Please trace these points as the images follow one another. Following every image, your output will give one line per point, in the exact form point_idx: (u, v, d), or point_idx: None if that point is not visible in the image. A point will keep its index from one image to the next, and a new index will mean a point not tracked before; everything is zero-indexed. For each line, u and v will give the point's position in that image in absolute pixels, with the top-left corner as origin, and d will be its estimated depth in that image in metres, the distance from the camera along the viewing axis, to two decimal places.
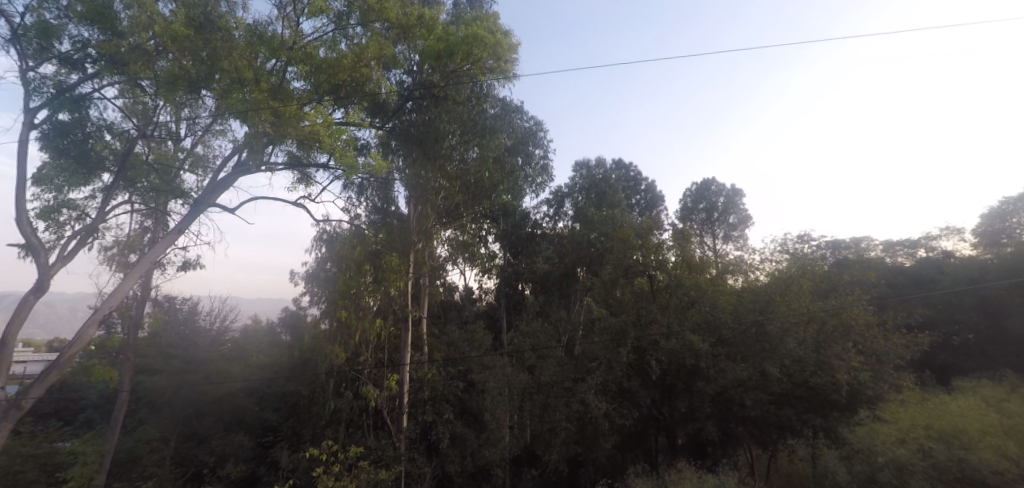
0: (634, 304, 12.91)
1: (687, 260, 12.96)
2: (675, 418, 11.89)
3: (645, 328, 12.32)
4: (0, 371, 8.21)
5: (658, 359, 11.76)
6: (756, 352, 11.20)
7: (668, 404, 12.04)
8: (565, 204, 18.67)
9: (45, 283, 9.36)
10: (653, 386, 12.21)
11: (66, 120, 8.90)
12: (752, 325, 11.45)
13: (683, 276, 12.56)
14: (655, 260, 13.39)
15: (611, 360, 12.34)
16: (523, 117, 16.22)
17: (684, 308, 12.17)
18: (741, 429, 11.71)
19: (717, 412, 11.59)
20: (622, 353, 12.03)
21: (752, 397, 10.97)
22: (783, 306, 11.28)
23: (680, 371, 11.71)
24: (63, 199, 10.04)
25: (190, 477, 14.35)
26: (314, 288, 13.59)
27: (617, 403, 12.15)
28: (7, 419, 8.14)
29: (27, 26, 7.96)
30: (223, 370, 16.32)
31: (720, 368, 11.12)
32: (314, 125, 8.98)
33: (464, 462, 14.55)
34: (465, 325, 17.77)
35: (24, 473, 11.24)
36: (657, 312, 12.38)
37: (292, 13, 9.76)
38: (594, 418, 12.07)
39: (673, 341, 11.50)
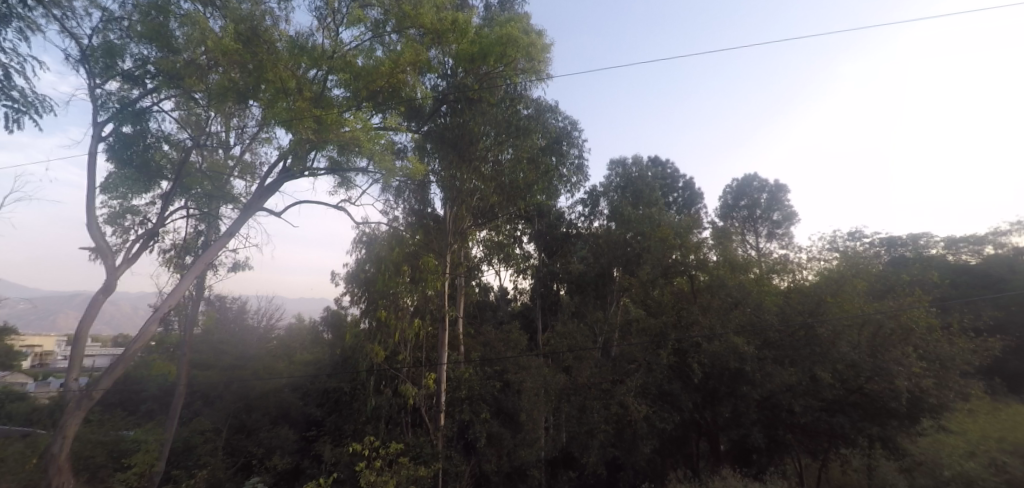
0: (674, 305, 12.52)
1: (730, 260, 12.57)
2: (719, 423, 11.45)
3: (686, 329, 11.88)
4: (74, 363, 8.88)
5: (700, 362, 11.32)
6: (807, 355, 10.56)
7: (711, 409, 11.61)
8: (600, 203, 18.34)
9: (112, 283, 10.16)
10: (695, 390, 11.74)
11: (129, 132, 9.60)
12: (801, 328, 10.79)
13: (725, 275, 12.18)
14: (697, 261, 13.26)
15: (650, 362, 12.01)
16: (556, 117, 16.18)
17: (727, 309, 11.65)
18: (790, 437, 11.06)
19: (764, 419, 11.05)
20: (661, 355, 11.65)
21: (802, 404, 10.40)
22: (833, 307, 10.70)
23: (723, 375, 11.20)
24: (128, 205, 10.85)
25: (240, 467, 15.08)
26: (353, 288, 13.87)
27: (657, 406, 11.88)
28: (80, 408, 8.77)
29: (94, 47, 8.67)
30: (269, 366, 17.08)
31: (768, 373, 10.53)
32: (354, 131, 9.33)
33: (501, 462, 14.48)
34: (500, 325, 17.78)
35: (94, 458, 12.11)
36: (698, 313, 11.92)
37: (332, 24, 10.11)
38: (634, 421, 11.77)
39: (715, 344, 10.97)
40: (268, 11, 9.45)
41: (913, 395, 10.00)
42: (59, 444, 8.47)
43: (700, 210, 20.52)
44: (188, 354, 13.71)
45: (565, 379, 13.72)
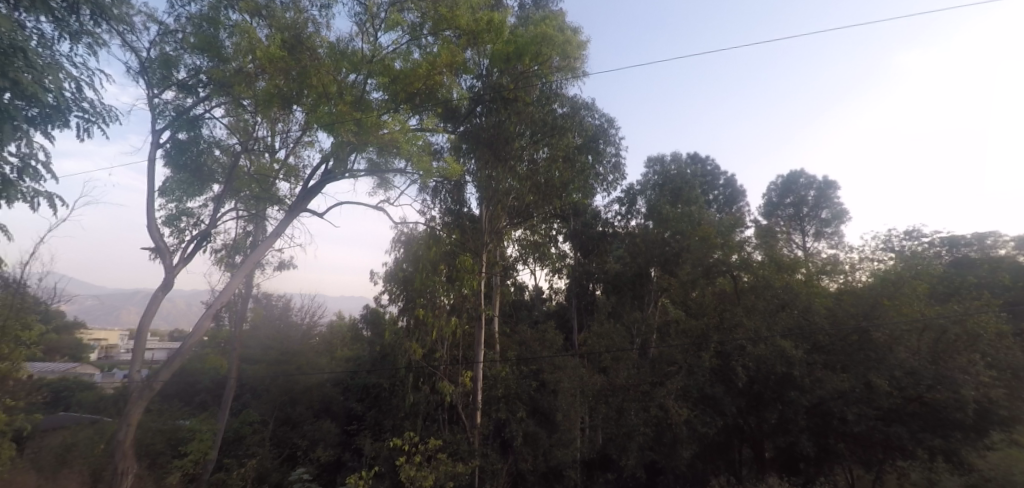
0: (716, 306, 12.15)
1: (776, 259, 11.84)
2: (764, 429, 10.88)
3: (730, 332, 11.29)
4: (137, 355, 9.46)
5: (744, 366, 10.74)
6: (860, 361, 9.99)
7: (756, 414, 10.98)
8: (637, 202, 18.07)
9: (170, 281, 10.81)
10: (739, 394, 11.13)
11: (183, 138, 10.19)
12: (853, 332, 10.31)
13: (771, 276, 11.56)
14: (739, 261, 12.74)
15: (692, 365, 11.55)
16: (592, 114, 15.89)
17: (773, 311, 11.11)
18: (843, 446, 10.32)
19: (814, 426, 10.41)
20: (703, 357, 11.20)
21: (855, 412, 9.60)
22: (891, 311, 10.13)
23: (769, 379, 10.60)
24: (183, 207, 11.49)
25: (285, 458, 15.79)
26: (391, 286, 14.08)
27: (699, 410, 11.40)
28: (142, 398, 9.35)
29: (152, 59, 9.19)
30: (312, 362, 17.91)
31: (817, 379, 9.97)
32: (392, 132, 9.56)
33: (537, 461, 13.70)
34: (536, 325, 17.66)
35: (154, 445, 13.34)
36: (741, 315, 11.33)
37: (370, 28, 10.19)
38: (674, 424, 11.32)
39: (760, 347, 10.42)
40: (312, 18, 9.76)
41: (980, 406, 9.25)
42: (124, 431, 9.06)
43: (742, 208, 19.75)
44: (238, 349, 14.47)
45: (603, 380, 13.35)
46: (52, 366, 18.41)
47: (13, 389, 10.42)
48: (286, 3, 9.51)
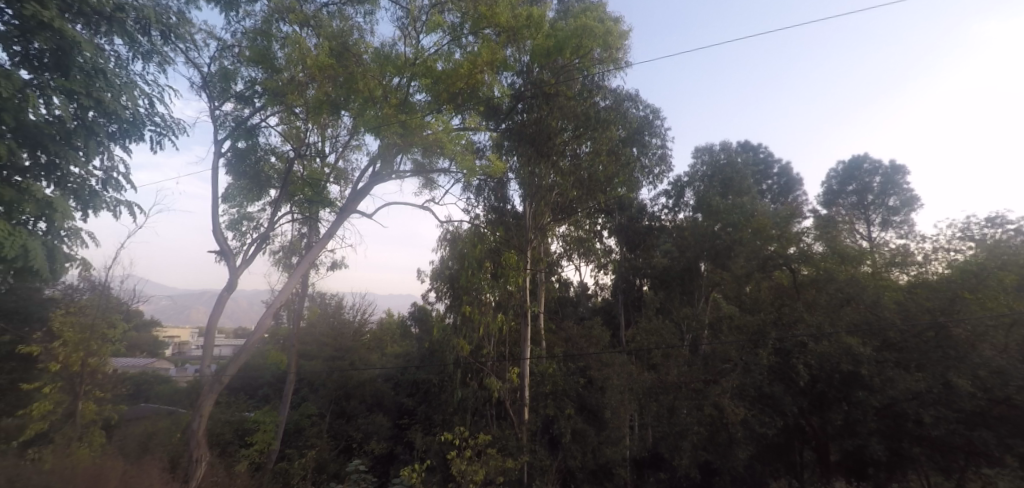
0: (773, 301, 10.55)
1: (839, 251, 10.50)
2: (828, 432, 9.32)
3: (790, 328, 9.93)
4: (207, 350, 10.06)
5: (806, 364, 9.30)
6: (937, 360, 8.42)
7: (820, 414, 9.44)
8: (686, 194, 17.49)
9: (235, 281, 11.48)
10: (800, 393, 9.61)
11: (243, 147, 10.74)
12: (930, 328, 8.62)
13: (834, 268, 10.14)
14: (798, 252, 11.07)
15: (747, 363, 10.08)
16: (636, 106, 15.42)
17: (837, 306, 9.71)
18: (919, 451, 8.65)
19: (884, 428, 8.81)
20: (761, 355, 9.71)
21: (932, 415, 8.17)
22: (973, 305, 8.40)
23: (833, 377, 9.08)
24: (244, 212, 12.18)
25: (342, 449, 16.55)
26: (437, 284, 14.28)
27: (756, 409, 9.94)
28: (212, 390, 9.96)
29: (213, 74, 9.77)
30: (365, 358, 18.69)
31: (888, 378, 8.53)
32: (436, 133, 9.74)
33: (585, 459, 12.81)
34: (582, 321, 17.38)
35: (223, 435, 14.34)
36: (803, 310, 9.89)
37: (412, 31, 10.31)
38: (729, 424, 9.96)
39: (823, 344, 9.08)
40: (356, 25, 10.02)
41: None
42: (197, 421, 9.68)
43: (799, 197, 18.70)
44: (298, 345, 15.25)
45: (652, 376, 11.90)
46: (136, 361, 20.09)
47: (102, 382, 11.24)
48: (332, 12, 9.86)
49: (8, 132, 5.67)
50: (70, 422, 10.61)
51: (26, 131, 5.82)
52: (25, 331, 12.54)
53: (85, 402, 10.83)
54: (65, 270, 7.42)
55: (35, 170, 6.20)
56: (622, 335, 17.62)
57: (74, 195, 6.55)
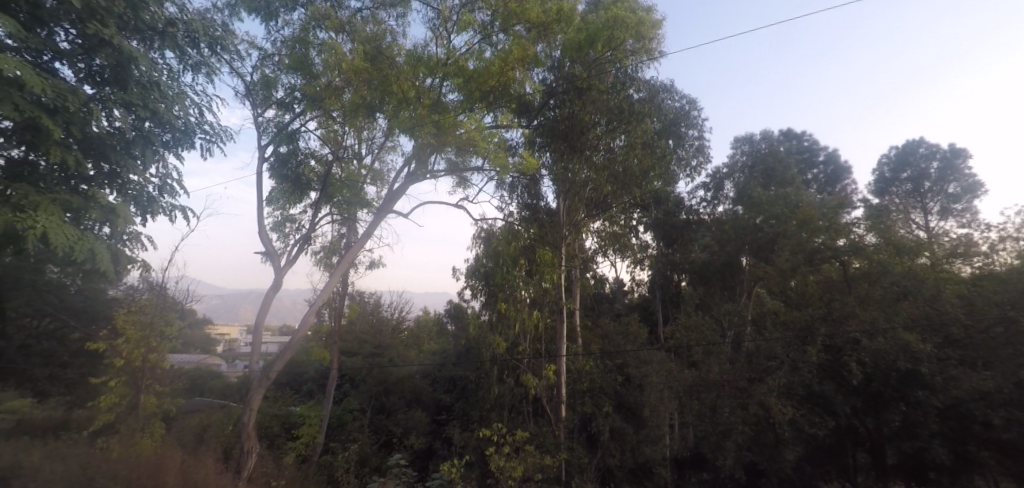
0: (822, 296, 10.04)
1: (893, 241, 9.97)
2: (885, 434, 8.81)
3: (841, 323, 9.36)
4: (254, 347, 10.42)
5: (859, 362, 8.86)
6: (1007, 357, 7.83)
7: (875, 415, 8.94)
8: (725, 186, 17.20)
9: (279, 280, 11.85)
10: (853, 392, 9.15)
11: (284, 151, 11.08)
12: (999, 323, 8.05)
13: (888, 261, 9.56)
14: (848, 244, 10.58)
15: (796, 361, 9.59)
16: (672, 98, 15.13)
17: (892, 301, 9.16)
18: (988, 456, 7.95)
19: (948, 430, 8.21)
20: (810, 352, 9.23)
21: (1003, 416, 7.56)
22: None
23: (890, 376, 8.61)
24: (287, 214, 12.55)
25: (383, 443, 16.88)
26: (473, 282, 14.44)
27: (806, 409, 9.45)
28: (261, 385, 10.34)
29: (256, 82, 10.10)
30: (403, 355, 19.01)
31: (951, 377, 7.99)
32: (469, 132, 9.76)
33: (625, 457, 12.68)
34: (619, 317, 17.13)
35: (271, 428, 14.91)
36: (854, 305, 9.36)
37: (443, 32, 10.36)
38: (775, 424, 9.51)
39: (878, 340, 8.57)
40: (389, 29, 10.13)
41: None
42: (247, 415, 10.06)
43: (848, 186, 17.71)
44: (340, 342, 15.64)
45: (693, 374, 11.51)
46: (190, 358, 21.14)
47: (161, 376, 11.66)
48: (366, 17, 10.02)
49: (75, 144, 5.96)
50: (132, 413, 11.18)
51: (90, 142, 6.12)
52: (91, 328, 13.38)
53: (147, 395, 11.31)
54: (127, 272, 7.85)
55: (98, 178, 6.49)
56: (660, 331, 17.27)
57: (134, 201, 6.90)
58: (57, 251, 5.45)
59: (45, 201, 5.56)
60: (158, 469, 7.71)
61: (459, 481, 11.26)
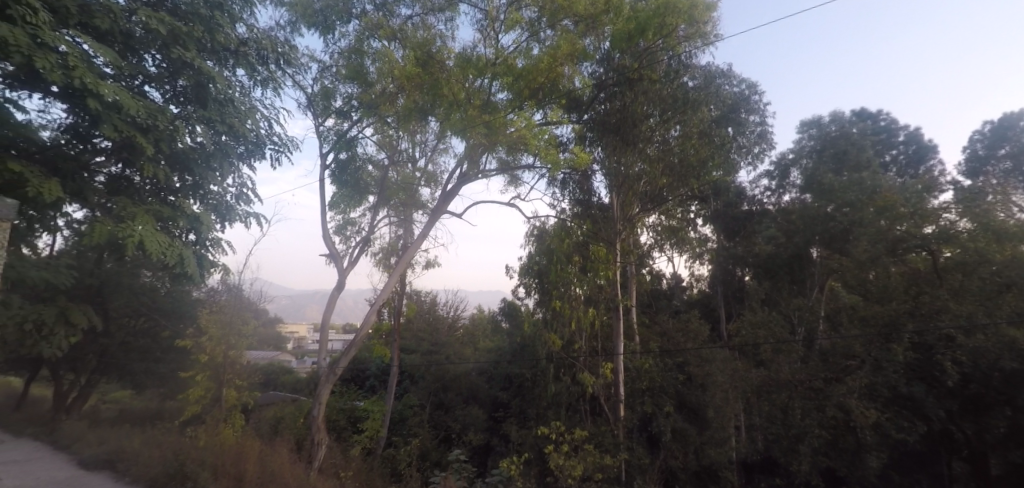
0: (907, 289, 9.22)
1: (994, 227, 8.70)
2: (989, 442, 7.83)
3: (931, 319, 8.56)
4: (321, 344, 10.90)
5: (954, 361, 7.97)
6: None
7: (975, 420, 7.96)
8: (791, 174, 16.25)
9: (343, 281, 12.31)
10: (948, 395, 8.20)
11: (344, 158, 11.49)
12: None
13: (988, 249, 8.52)
14: (937, 232, 9.33)
15: (880, 359, 8.89)
16: (730, 82, 14.43)
17: (993, 293, 8.12)
18: None
19: None
20: (896, 351, 8.51)
21: None
22: None
23: (992, 378, 7.57)
24: (348, 218, 13.01)
25: (442, 439, 17.17)
26: (526, 280, 14.07)
27: (892, 411, 8.74)
28: (328, 380, 10.82)
29: (316, 94, 10.54)
30: (459, 352, 19.31)
31: None
32: (519, 130, 9.76)
33: (687, 459, 12.22)
34: (678, 314, 16.55)
35: (337, 422, 15.59)
36: (946, 298, 8.50)
37: (491, 32, 10.36)
38: (856, 427, 8.87)
39: (977, 337, 7.59)
40: (439, 34, 10.21)
41: None
42: (316, 409, 10.53)
43: (934, 166, 16.15)
44: (399, 341, 16.03)
45: (761, 373, 10.86)
46: (265, 355, 22.56)
47: (241, 370, 12.34)
48: (416, 24, 10.18)
49: (163, 159, 6.41)
50: (217, 405, 11.93)
51: (176, 156, 6.52)
52: (180, 327, 14.57)
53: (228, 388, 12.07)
54: (210, 275, 8.44)
55: (184, 189, 6.93)
56: (722, 328, 16.55)
57: (214, 209, 7.32)
58: (152, 258, 5.92)
59: (141, 211, 6.01)
60: (240, 456, 8.18)
61: (518, 478, 11.32)
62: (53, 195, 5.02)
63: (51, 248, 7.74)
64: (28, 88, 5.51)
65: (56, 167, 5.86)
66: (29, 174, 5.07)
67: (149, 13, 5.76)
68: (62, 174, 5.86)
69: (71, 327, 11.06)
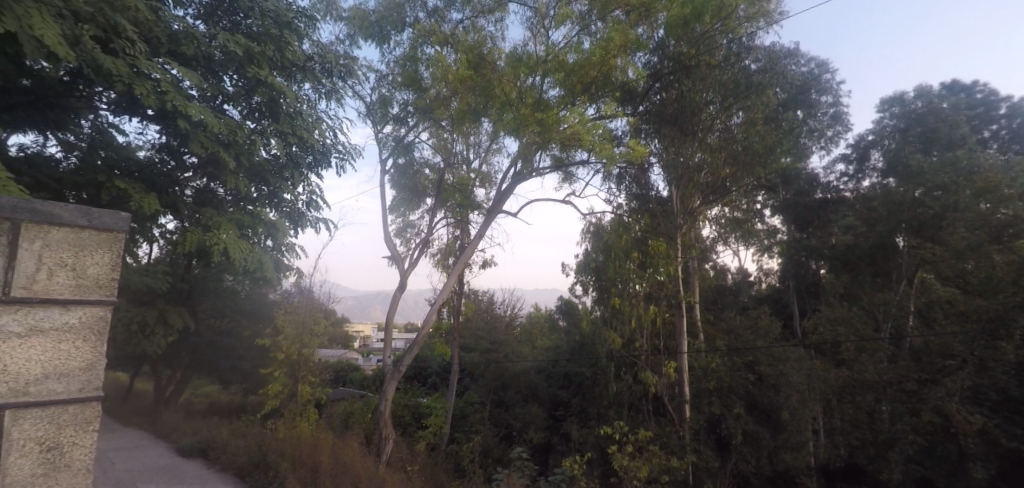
0: None
1: None
2: None
3: None
4: (387, 343, 11.25)
5: None
6: None
7: None
8: (871, 156, 14.89)
9: (404, 282, 12.64)
10: None
11: (402, 163, 11.82)
12: None
13: None
14: None
15: (985, 359, 8.01)
16: (798, 62, 13.51)
17: None
18: None
19: None
20: (1007, 350, 7.61)
21: None
22: None
23: None
24: (407, 221, 13.34)
25: (503, 436, 17.28)
26: (583, 277, 13.84)
27: (1001, 417, 7.87)
28: (393, 378, 11.17)
29: (375, 102, 10.86)
30: (518, 351, 19.38)
31: None
32: (572, 126, 9.64)
33: (761, 463, 11.54)
34: (745, 310, 15.74)
35: (403, 418, 16.06)
36: None
37: (541, 29, 10.27)
38: (958, 435, 7.97)
39: None
40: (489, 35, 10.20)
41: None
42: (383, 405, 10.90)
43: None
44: (458, 339, 16.28)
45: (844, 374, 10.05)
46: (334, 353, 23.66)
47: (314, 367, 12.95)
48: (466, 27, 10.21)
49: (243, 172, 6.76)
50: (293, 400, 12.58)
51: (254, 169, 6.88)
52: (258, 327, 15.57)
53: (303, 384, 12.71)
54: (285, 279, 8.88)
55: (262, 199, 7.23)
56: (795, 324, 15.58)
57: (288, 217, 7.57)
58: (235, 263, 6.34)
59: (225, 220, 6.44)
60: (316, 448, 8.61)
61: (582, 477, 11.18)
62: (152, 208, 5.51)
63: (149, 256, 8.45)
64: (127, 113, 5.99)
65: (152, 182, 6.32)
66: (132, 189, 5.57)
67: (227, 36, 6.26)
68: (157, 188, 6.32)
69: (169, 327, 12.21)
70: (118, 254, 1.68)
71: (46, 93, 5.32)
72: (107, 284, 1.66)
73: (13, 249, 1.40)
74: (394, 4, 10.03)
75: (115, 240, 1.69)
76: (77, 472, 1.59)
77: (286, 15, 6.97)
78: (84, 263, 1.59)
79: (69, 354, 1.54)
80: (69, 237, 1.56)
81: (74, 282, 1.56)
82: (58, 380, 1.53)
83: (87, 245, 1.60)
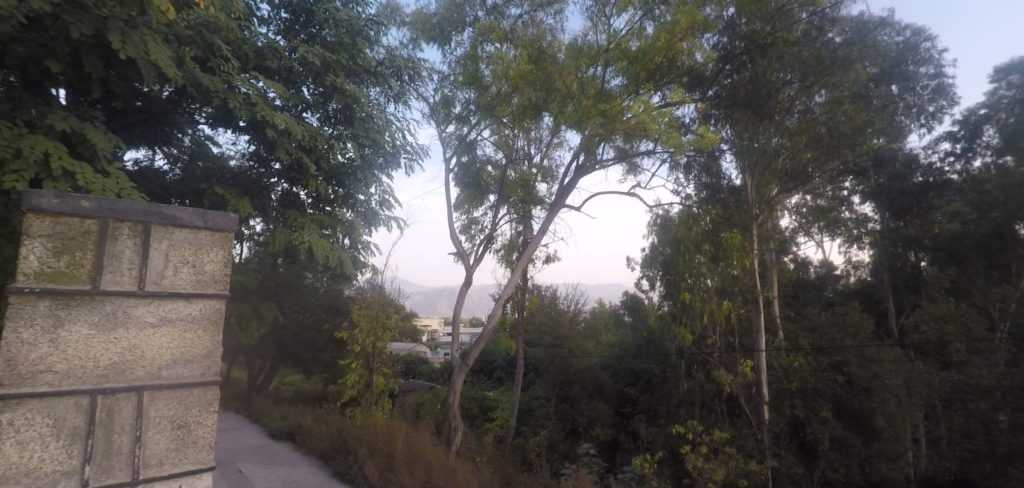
0: None
1: None
2: None
3: None
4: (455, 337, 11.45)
5: None
6: None
7: None
8: (983, 131, 13.28)
9: (469, 278, 12.80)
10: None
11: (465, 161, 11.99)
12: None
13: None
14: None
15: None
16: (893, 30, 12.19)
17: None
18: None
19: None
20: None
21: None
22: None
23: None
24: (471, 219, 13.49)
25: (569, 432, 17.17)
26: (650, 272, 13.39)
27: None
28: (461, 371, 11.33)
29: (438, 102, 11.03)
30: (583, 347, 19.16)
31: None
32: (637, 115, 9.26)
33: (851, 471, 10.66)
34: (830, 305, 14.60)
35: (470, 410, 16.36)
36: None
37: (601, 18, 9.96)
38: None
39: None
40: (549, 28, 10.05)
41: None
42: (452, 397, 11.13)
43: None
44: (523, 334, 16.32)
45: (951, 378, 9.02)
46: (404, 346, 24.54)
47: (387, 360, 13.48)
48: (525, 22, 10.11)
49: (322, 175, 7.08)
50: (368, 390, 13.16)
51: (332, 172, 7.18)
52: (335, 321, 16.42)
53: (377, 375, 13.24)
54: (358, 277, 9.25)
55: (338, 200, 7.54)
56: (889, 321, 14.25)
57: (363, 216, 7.85)
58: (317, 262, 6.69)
59: (307, 221, 6.82)
60: (390, 435, 8.92)
61: (653, 477, 10.86)
62: (246, 212, 5.94)
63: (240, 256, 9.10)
64: (222, 125, 6.42)
65: (245, 187, 6.74)
66: (229, 195, 6.05)
67: (306, 49, 6.60)
68: (250, 193, 6.75)
69: (261, 320, 13.16)
70: (232, 253, 1.69)
71: (156, 111, 5.80)
72: (225, 279, 1.67)
73: (144, 249, 1.45)
74: (455, 5, 10.13)
75: (229, 240, 1.69)
76: (204, 449, 1.62)
77: (358, 23, 7.18)
78: (202, 260, 1.60)
79: (193, 341, 1.57)
80: (189, 237, 1.57)
81: (195, 278, 1.59)
82: (183, 364, 1.55)
83: (204, 244, 1.61)
